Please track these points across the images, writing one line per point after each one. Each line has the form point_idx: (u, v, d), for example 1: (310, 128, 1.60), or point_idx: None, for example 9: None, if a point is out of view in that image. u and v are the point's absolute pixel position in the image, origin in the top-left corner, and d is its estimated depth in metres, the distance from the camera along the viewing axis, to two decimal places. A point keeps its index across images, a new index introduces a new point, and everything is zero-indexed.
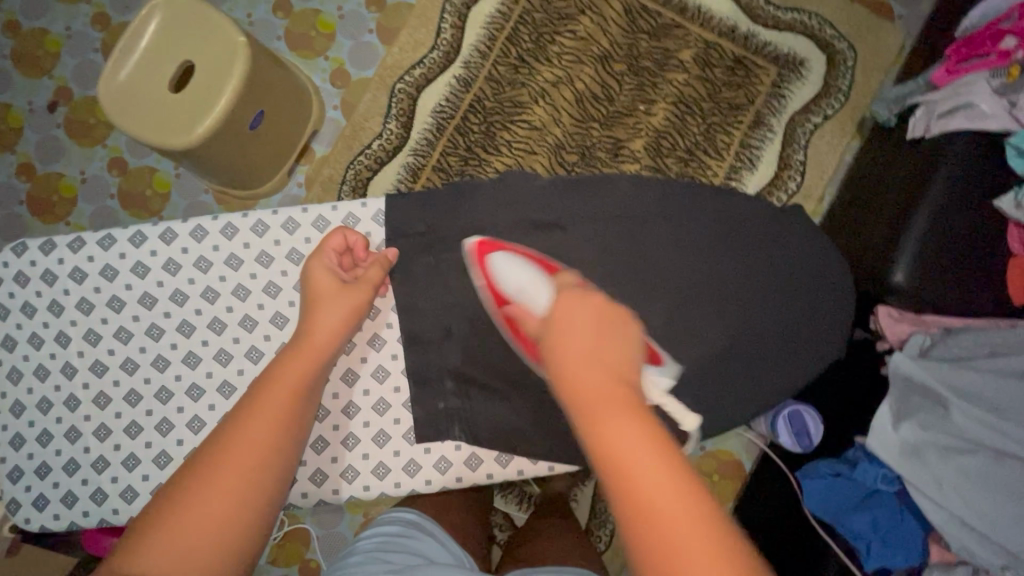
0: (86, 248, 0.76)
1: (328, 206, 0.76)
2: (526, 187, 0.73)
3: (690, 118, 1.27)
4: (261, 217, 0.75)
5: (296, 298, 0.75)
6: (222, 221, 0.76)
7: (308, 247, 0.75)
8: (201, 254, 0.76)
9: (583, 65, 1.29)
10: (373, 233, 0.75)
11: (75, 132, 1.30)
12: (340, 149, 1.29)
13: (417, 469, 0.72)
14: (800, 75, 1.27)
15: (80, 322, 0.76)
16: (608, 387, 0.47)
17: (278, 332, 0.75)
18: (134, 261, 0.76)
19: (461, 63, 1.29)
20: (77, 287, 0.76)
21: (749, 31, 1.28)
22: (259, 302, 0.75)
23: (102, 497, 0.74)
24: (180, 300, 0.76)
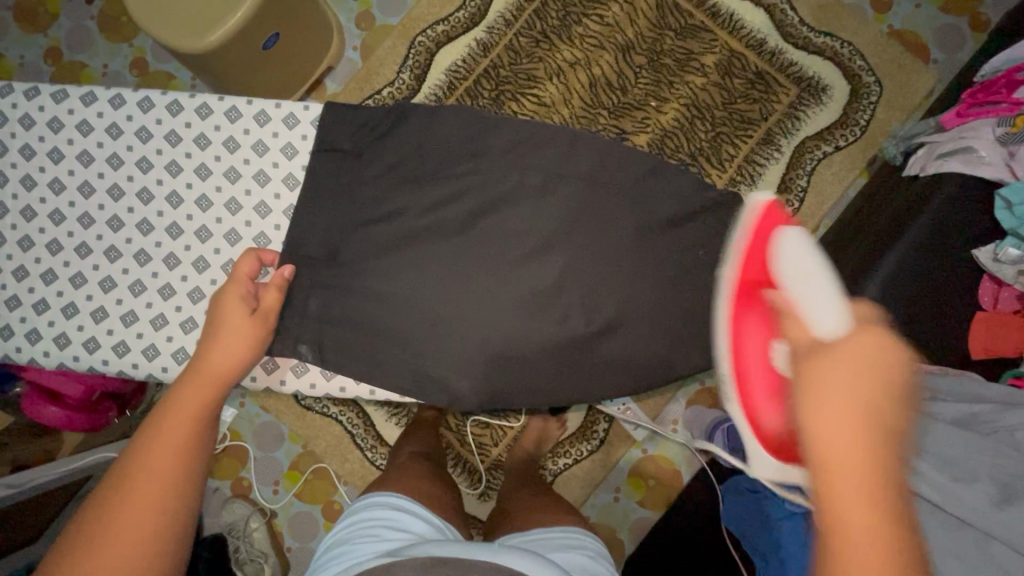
0: (39, 98, 0.79)
1: (272, 103, 0.80)
2: (495, 145, 0.76)
3: (699, 122, 1.26)
4: (207, 101, 0.80)
5: (223, 185, 0.79)
6: (169, 97, 0.80)
7: (245, 138, 0.79)
8: (144, 125, 0.79)
9: (603, 52, 1.28)
10: (308, 137, 0.80)
11: (106, 26, 1.34)
12: (351, 90, 1.31)
13: (303, 371, 0.80)
14: (819, 101, 1.25)
15: (20, 166, 0.79)
16: (858, 435, 0.43)
17: (200, 214, 0.79)
18: (79, 119, 0.79)
19: (485, 28, 1.29)
20: (24, 133, 0.79)
21: (777, 47, 1.26)
22: (187, 181, 0.79)
23: (9, 333, 0.77)
24: (116, 164, 0.79)
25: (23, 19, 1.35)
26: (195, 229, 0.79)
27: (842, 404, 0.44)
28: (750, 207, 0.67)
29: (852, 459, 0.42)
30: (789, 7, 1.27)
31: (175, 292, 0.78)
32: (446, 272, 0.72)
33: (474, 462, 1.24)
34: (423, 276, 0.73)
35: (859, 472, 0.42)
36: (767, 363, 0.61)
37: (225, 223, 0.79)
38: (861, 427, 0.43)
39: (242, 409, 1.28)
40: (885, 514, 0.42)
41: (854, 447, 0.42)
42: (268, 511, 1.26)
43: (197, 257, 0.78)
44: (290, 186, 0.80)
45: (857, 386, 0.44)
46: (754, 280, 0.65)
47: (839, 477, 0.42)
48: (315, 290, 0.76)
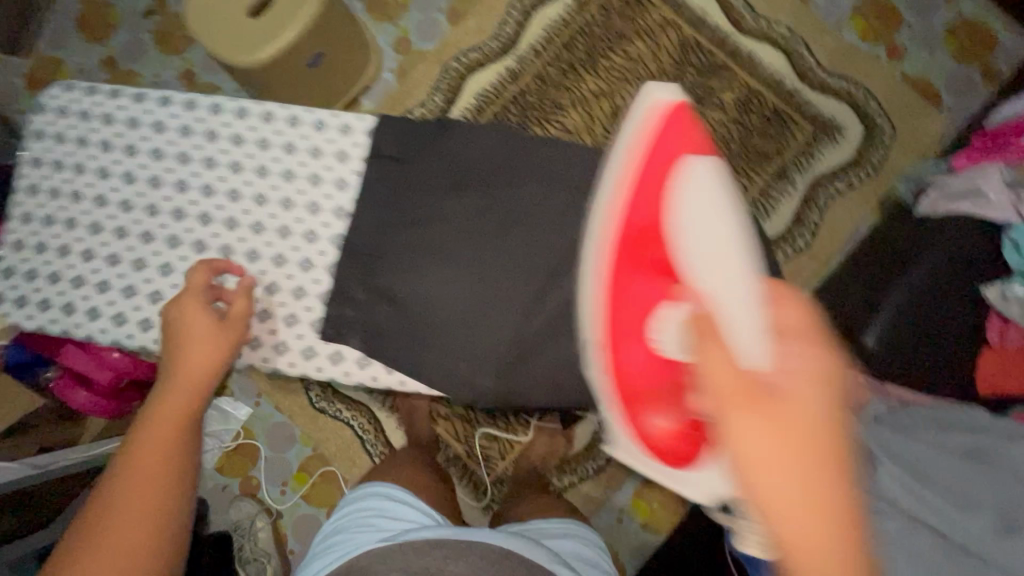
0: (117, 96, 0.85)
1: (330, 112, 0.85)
2: (523, 162, 0.80)
3: (717, 154, 1.30)
4: (270, 107, 0.85)
5: (280, 184, 0.84)
6: (235, 101, 0.85)
7: (304, 143, 0.85)
8: (210, 125, 0.85)
9: (627, 84, 1.34)
10: (361, 145, 0.85)
11: (160, 38, 1.43)
12: (385, 108, 1.38)
13: (340, 359, 0.82)
14: (834, 140, 1.29)
15: (94, 158, 0.85)
16: (801, 438, 0.41)
17: (248, 208, 0.84)
18: (152, 117, 0.85)
19: (515, 56, 1.36)
20: (101, 128, 0.85)
21: (795, 87, 1.31)
22: (240, 179, 0.84)
23: (71, 310, 0.82)
24: (182, 160, 0.85)
25: (84, 30, 1.45)
26: (245, 222, 0.84)
27: (750, 408, 0.42)
28: (645, 108, 0.61)
29: (797, 476, 0.41)
30: (807, 50, 1.32)
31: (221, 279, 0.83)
32: (471, 281, 0.77)
33: (480, 475, 1.25)
34: (449, 282, 0.77)
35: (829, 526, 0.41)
36: (652, 314, 0.57)
37: (279, 219, 0.84)
38: (745, 401, 0.43)
39: (257, 409, 1.31)
40: (838, 511, 0.41)
41: (771, 467, 0.41)
42: (274, 511, 1.28)
43: (245, 249, 0.83)
44: (341, 188, 0.84)
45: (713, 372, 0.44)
46: (638, 223, 0.59)
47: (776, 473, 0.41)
48: (353, 289, 0.81)
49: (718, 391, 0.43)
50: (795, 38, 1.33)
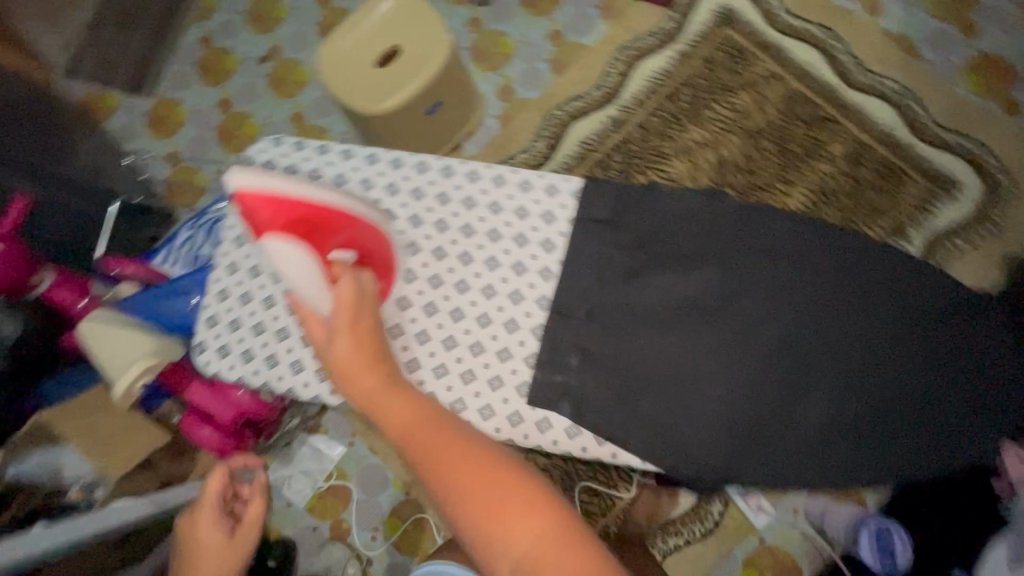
0: (306, 150, 0.87)
1: (531, 173, 0.85)
2: (680, 219, 0.80)
3: (826, 207, 1.28)
4: (467, 166, 0.85)
5: (484, 243, 0.83)
6: (427, 160, 0.86)
7: (507, 203, 0.84)
8: (398, 182, 0.85)
9: (732, 135, 1.34)
10: (566, 206, 0.83)
11: (273, 83, 1.49)
12: (487, 153, 1.41)
13: (520, 421, 0.79)
14: (952, 196, 1.26)
15: None
16: (410, 421, 0.67)
17: (462, 268, 0.83)
18: (338, 171, 0.86)
19: (618, 106, 1.38)
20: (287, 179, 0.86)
21: (907, 142, 1.29)
22: (428, 234, 0.84)
23: (275, 361, 0.86)
24: None
25: (203, 73, 1.52)
26: (455, 281, 0.83)
27: (418, 411, 0.67)
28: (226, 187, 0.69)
29: (449, 460, 0.63)
30: (919, 105, 1.31)
31: (432, 339, 0.82)
32: (631, 340, 0.77)
33: None
34: (610, 340, 0.77)
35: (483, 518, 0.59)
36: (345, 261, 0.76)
37: (483, 278, 0.83)
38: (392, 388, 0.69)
39: (351, 449, 1.30)
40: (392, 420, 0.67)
41: (449, 464, 0.63)
42: (364, 558, 1.25)
43: (456, 308, 0.82)
44: (547, 249, 0.82)
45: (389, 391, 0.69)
46: None
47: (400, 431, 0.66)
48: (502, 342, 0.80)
49: (412, 424, 0.66)
50: (907, 94, 1.31)
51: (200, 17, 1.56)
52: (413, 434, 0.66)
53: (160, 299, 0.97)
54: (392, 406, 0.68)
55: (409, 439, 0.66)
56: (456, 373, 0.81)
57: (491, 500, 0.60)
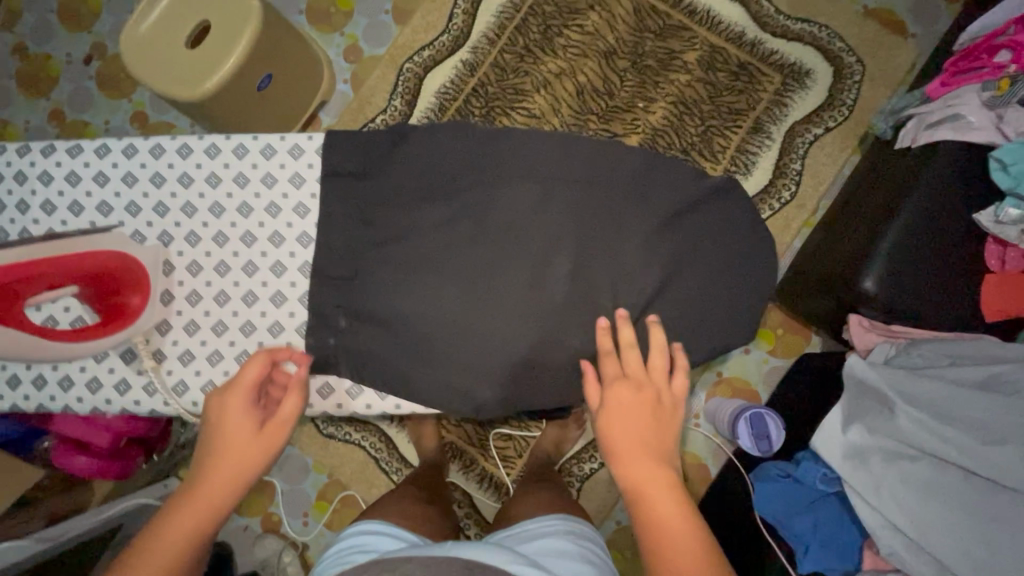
0: (30, 154, 0.82)
1: (249, 137, 0.82)
2: (495, 157, 0.77)
3: (688, 118, 1.28)
4: (188, 141, 0.82)
5: (236, 219, 0.81)
6: (153, 141, 0.82)
7: (253, 172, 0.82)
8: (130, 170, 0.82)
9: (586, 59, 1.31)
10: (314, 166, 0.82)
11: (105, 84, 1.38)
12: (346, 121, 1.34)
13: None
14: (804, 85, 1.27)
15: (18, 221, 0.82)
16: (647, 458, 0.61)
17: (219, 250, 0.81)
18: (68, 170, 0.82)
19: (469, 48, 1.32)
20: (19, 188, 0.82)
21: (756, 38, 1.29)
22: (176, 220, 0.81)
23: (43, 382, 0.79)
24: (106, 211, 0.81)
25: (25, 86, 1.40)
26: (215, 264, 0.81)
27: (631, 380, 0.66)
28: None
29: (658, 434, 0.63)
30: None
31: (200, 328, 0.80)
32: (460, 286, 0.74)
33: (501, 476, 1.23)
34: (435, 292, 0.74)
35: (657, 491, 0.59)
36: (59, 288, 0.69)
37: (242, 255, 0.81)
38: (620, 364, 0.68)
39: None
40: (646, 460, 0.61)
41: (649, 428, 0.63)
42: (299, 544, 1.26)
43: (219, 291, 0.80)
44: (301, 214, 0.81)
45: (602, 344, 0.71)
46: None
47: (633, 464, 0.61)
48: (335, 314, 0.79)
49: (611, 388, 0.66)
50: None
51: (8, 23, 1.42)
52: (611, 415, 0.64)
53: None
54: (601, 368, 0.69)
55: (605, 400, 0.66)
56: (231, 356, 0.79)
57: (667, 516, 0.57)
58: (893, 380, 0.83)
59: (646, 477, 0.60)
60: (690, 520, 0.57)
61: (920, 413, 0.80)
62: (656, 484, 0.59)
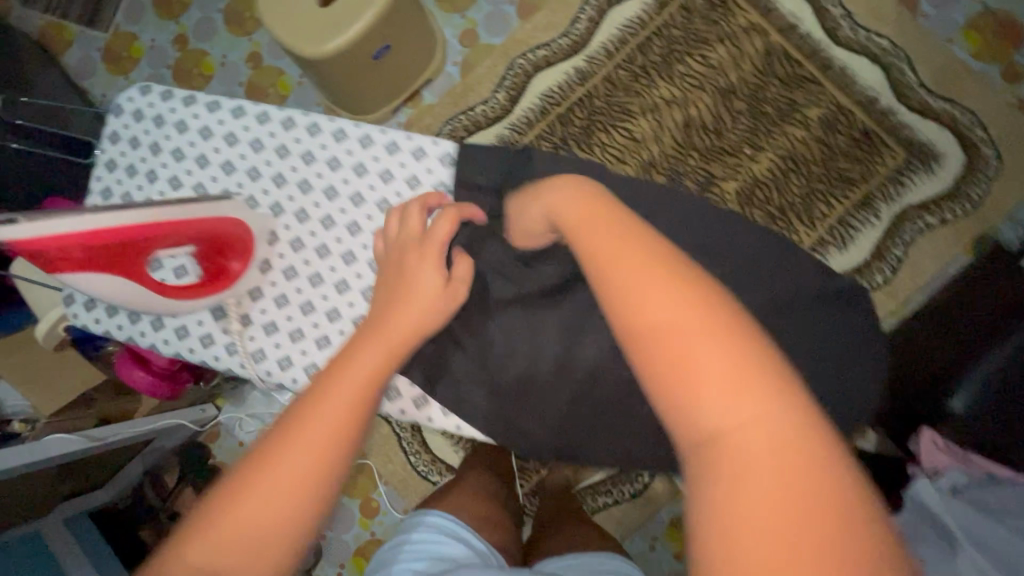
0: (172, 100, 0.86)
1: (378, 128, 0.84)
2: None
3: (794, 175, 1.22)
4: (320, 121, 0.84)
5: (347, 206, 0.83)
6: (287, 113, 0.84)
7: (374, 165, 0.83)
8: (260, 137, 0.85)
9: (702, 93, 1.26)
10: (433, 171, 0.83)
11: (230, 19, 1.43)
12: (447, 103, 1.34)
13: None
14: (930, 169, 1.18)
15: (146, 161, 0.86)
16: (652, 272, 0.48)
17: (323, 232, 0.83)
18: (203, 124, 0.85)
19: (585, 56, 1.30)
20: (154, 130, 0.86)
21: (890, 107, 1.20)
22: (290, 194, 0.84)
23: (137, 318, 0.84)
24: (229, 171, 0.84)
25: (159, 5, 1.46)
26: (316, 245, 0.83)
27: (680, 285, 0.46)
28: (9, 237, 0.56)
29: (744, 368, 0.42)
30: (909, 67, 1.21)
31: (289, 303, 0.82)
32: None
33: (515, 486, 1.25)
34: (503, 310, 0.79)
35: (686, 328, 0.44)
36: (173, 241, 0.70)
37: (344, 243, 0.82)
38: (630, 241, 0.51)
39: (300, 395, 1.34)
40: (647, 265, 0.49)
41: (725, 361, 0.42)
42: None
43: (313, 272, 0.82)
44: None
45: (615, 244, 0.51)
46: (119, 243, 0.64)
47: (631, 278, 0.48)
48: None
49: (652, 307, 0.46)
50: (896, 54, 1.21)
51: None
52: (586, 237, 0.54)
53: None
54: (625, 278, 0.48)
55: (638, 325, 0.46)
56: (310, 338, 0.82)
57: (680, 345, 0.43)
58: (962, 521, 0.79)
59: (649, 289, 0.47)
60: (717, 337, 0.43)
61: (982, 557, 0.76)
62: (669, 300, 0.45)
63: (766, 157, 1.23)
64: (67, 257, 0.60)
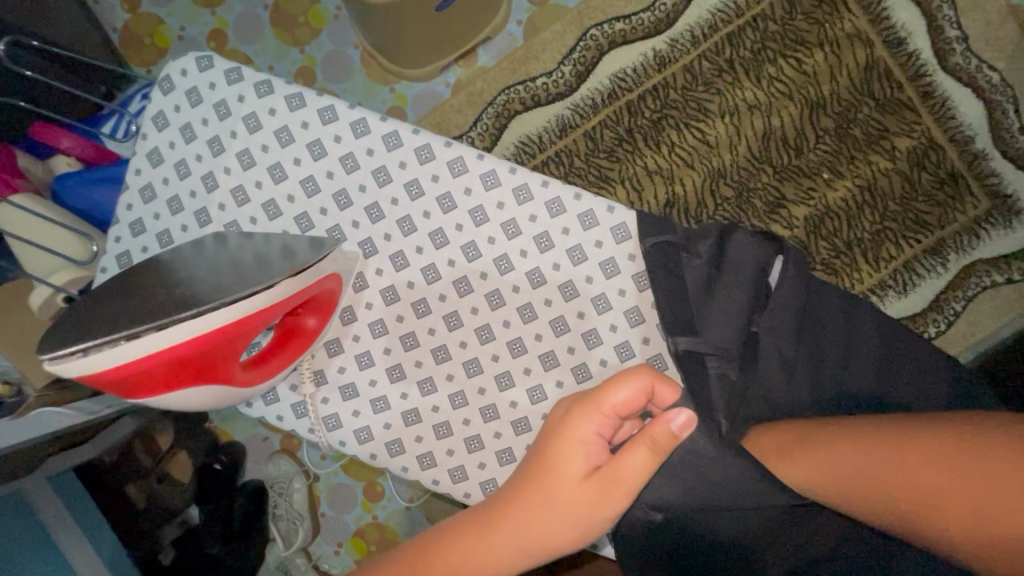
0: (239, 86, 0.75)
1: (506, 166, 0.72)
2: (697, 235, 0.69)
3: (869, 210, 1.13)
4: (431, 143, 0.73)
5: (455, 259, 0.73)
6: (389, 127, 0.73)
7: (495, 211, 0.72)
8: (352, 151, 0.74)
9: (789, 102, 1.14)
10: (568, 231, 0.71)
11: None
12: (504, 69, 1.19)
13: (461, 477, 0.74)
14: (1009, 224, 1.11)
15: (204, 159, 0.76)
16: (865, 462, 0.54)
17: (424, 285, 0.73)
18: (281, 124, 0.75)
19: (668, 38, 1.15)
20: (216, 123, 0.76)
21: (985, 151, 1.11)
22: (386, 232, 0.74)
23: None
24: (310, 190, 0.75)
25: None
26: (413, 299, 0.74)
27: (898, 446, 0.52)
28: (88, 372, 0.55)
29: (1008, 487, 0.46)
30: (1014, 108, 1.11)
31: (373, 364, 0.75)
32: None
33: None
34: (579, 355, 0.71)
35: (940, 483, 0.49)
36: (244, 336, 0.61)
37: (448, 302, 0.73)
38: (813, 442, 0.57)
39: None
40: (852, 454, 0.54)
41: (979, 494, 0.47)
42: (311, 475, 1.25)
43: (408, 333, 0.74)
44: (533, 283, 0.72)
45: (804, 449, 0.58)
46: (185, 356, 0.57)
47: (869, 491, 0.53)
48: None
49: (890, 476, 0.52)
50: (1003, 92, 1.11)
51: None
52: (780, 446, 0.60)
53: (88, 187, 0.92)
54: (861, 477, 0.53)
55: (920, 512, 0.50)
56: (397, 412, 0.74)
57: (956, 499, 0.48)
58: None
59: (887, 485, 0.52)
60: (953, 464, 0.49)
61: None
62: (902, 483, 0.51)
63: (843, 188, 1.13)
64: (139, 380, 0.57)
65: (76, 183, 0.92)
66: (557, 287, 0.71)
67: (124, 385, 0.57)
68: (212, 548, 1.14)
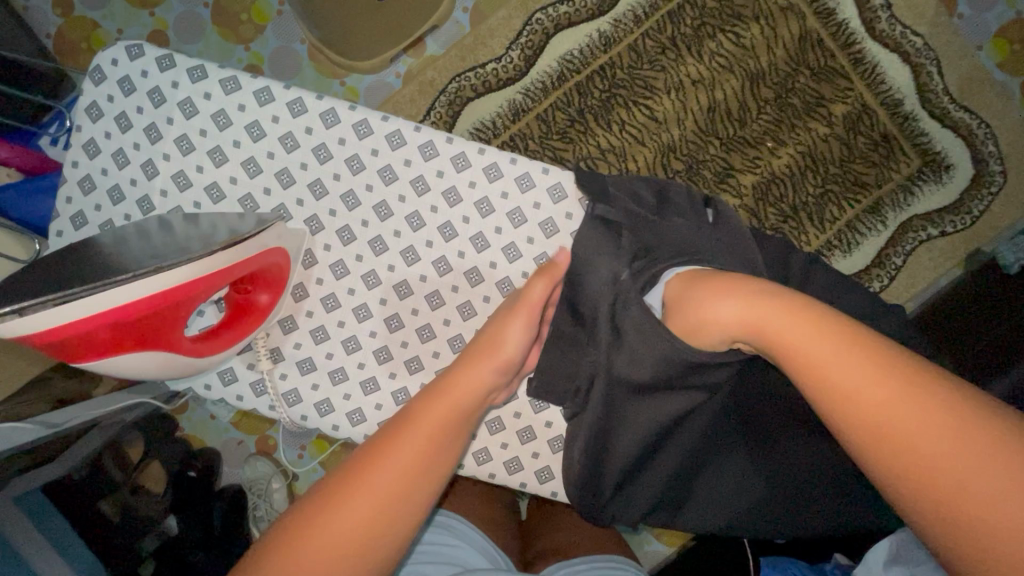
0: (173, 72, 0.75)
1: (442, 135, 0.74)
2: (638, 202, 0.73)
3: (810, 174, 1.18)
4: (368, 118, 0.74)
5: (401, 229, 0.75)
6: (326, 105, 0.74)
7: (435, 178, 0.74)
8: (292, 131, 0.74)
9: (730, 75, 1.18)
10: (507, 194, 0.74)
11: None
12: (452, 57, 1.20)
13: None
14: (939, 179, 1.18)
15: (143, 148, 0.76)
16: (780, 310, 0.55)
17: (373, 257, 0.75)
18: (217, 108, 0.74)
19: (611, 19, 1.18)
20: (152, 111, 0.75)
21: (912, 111, 1.18)
22: (331, 208, 0.75)
23: None
24: (253, 171, 0.75)
25: None
26: (363, 271, 0.75)
27: (804, 318, 0.53)
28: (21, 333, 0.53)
29: (948, 447, 0.41)
30: (937, 70, 1.18)
31: (328, 337, 0.76)
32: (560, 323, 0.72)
33: None
34: None
35: (832, 356, 0.49)
36: (191, 300, 0.62)
37: (398, 272, 0.75)
38: (740, 291, 0.58)
39: None
40: (769, 307, 0.55)
41: (838, 381, 0.47)
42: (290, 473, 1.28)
43: (361, 304, 0.75)
44: (477, 246, 0.74)
45: (728, 291, 0.59)
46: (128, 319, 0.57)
47: (767, 324, 0.55)
48: None
49: (829, 358, 0.49)
50: (927, 55, 1.18)
51: None
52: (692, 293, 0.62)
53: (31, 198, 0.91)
54: (770, 318, 0.55)
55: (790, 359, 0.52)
56: (356, 381, 0.76)
57: (817, 360, 0.49)
58: None
59: (788, 329, 0.53)
60: (849, 348, 0.49)
61: None
62: (795, 332, 0.52)
63: (784, 151, 1.18)
64: (78, 343, 0.56)
65: (18, 193, 0.90)
66: (500, 250, 0.74)
67: (61, 348, 0.56)
68: (194, 556, 1.12)
